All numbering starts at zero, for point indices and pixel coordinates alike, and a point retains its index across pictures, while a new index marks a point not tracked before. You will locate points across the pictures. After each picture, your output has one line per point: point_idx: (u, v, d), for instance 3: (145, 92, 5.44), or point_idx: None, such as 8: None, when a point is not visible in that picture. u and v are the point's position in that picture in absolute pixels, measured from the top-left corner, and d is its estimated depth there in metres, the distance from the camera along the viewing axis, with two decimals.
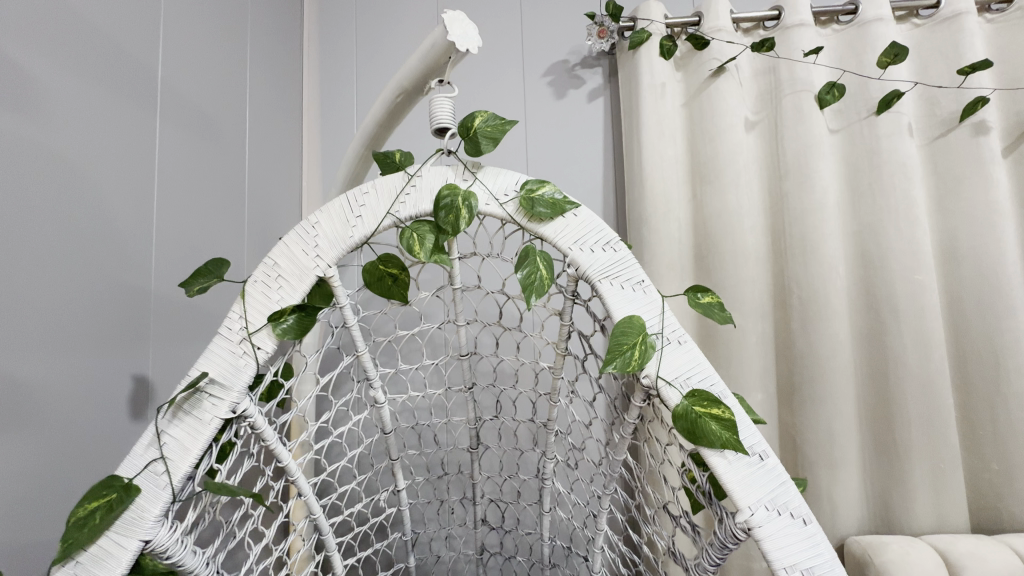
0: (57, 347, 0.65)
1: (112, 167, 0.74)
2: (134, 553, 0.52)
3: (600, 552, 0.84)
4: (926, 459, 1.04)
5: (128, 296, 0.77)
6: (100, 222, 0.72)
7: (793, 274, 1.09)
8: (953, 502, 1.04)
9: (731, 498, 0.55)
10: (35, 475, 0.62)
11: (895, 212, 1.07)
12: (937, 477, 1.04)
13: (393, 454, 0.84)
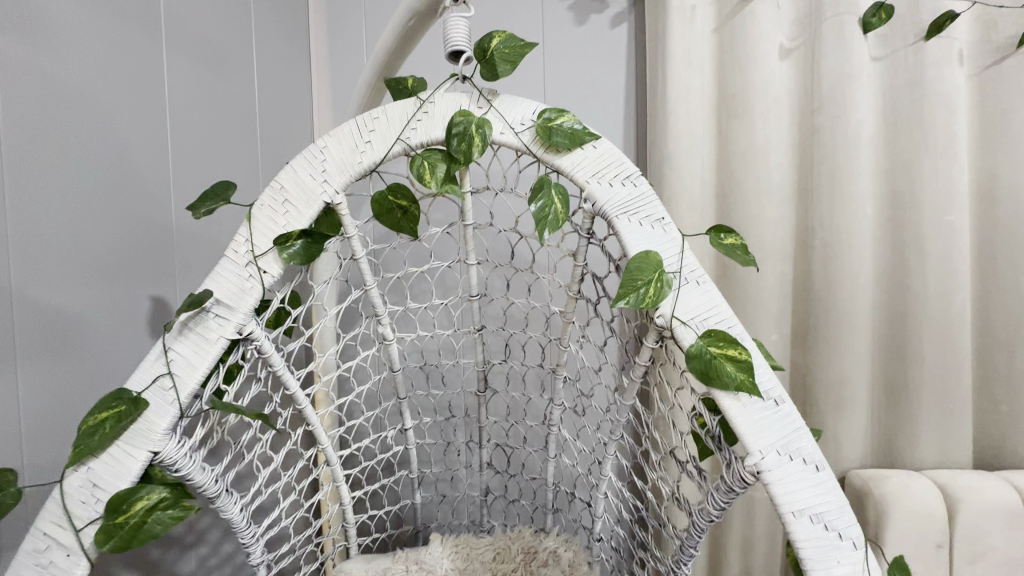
0: (73, 261, 0.65)
1: (118, 87, 0.72)
2: (143, 464, 0.53)
3: (603, 498, 0.84)
4: (936, 403, 1.00)
5: (139, 228, 0.75)
6: (108, 145, 0.70)
7: (816, 215, 1.03)
8: (957, 439, 1.01)
9: (742, 442, 0.53)
10: (60, 379, 0.64)
11: (933, 149, 0.97)
12: (945, 418, 1.00)
13: (400, 392, 0.84)
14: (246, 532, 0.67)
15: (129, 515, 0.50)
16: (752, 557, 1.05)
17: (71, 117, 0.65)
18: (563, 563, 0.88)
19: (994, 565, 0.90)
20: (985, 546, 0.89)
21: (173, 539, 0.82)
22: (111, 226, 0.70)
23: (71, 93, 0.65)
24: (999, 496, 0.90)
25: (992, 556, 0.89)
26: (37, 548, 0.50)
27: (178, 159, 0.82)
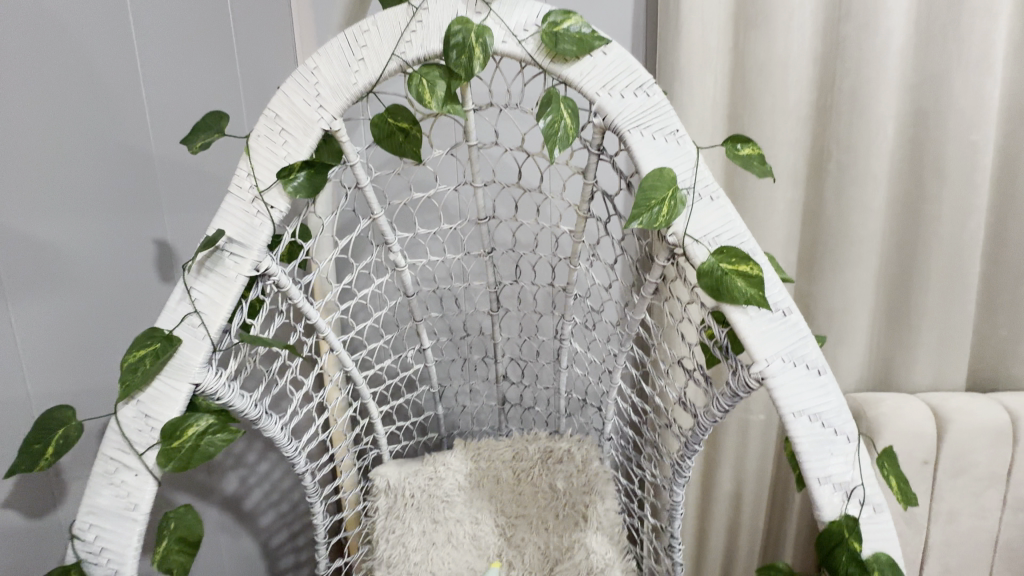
0: (62, 215, 0.66)
1: (79, 30, 0.66)
2: (186, 395, 0.57)
3: (613, 403, 0.90)
4: (937, 327, 1.05)
5: (126, 175, 0.74)
6: (78, 87, 0.67)
7: (833, 136, 0.97)
8: (952, 362, 1.07)
9: (749, 351, 0.56)
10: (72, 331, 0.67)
11: (965, 60, 0.91)
12: (944, 343, 1.05)
13: (417, 315, 0.87)
14: (289, 445, 0.74)
15: (183, 441, 0.55)
16: (744, 469, 1.12)
17: (15, 66, 0.60)
18: (577, 460, 0.97)
19: (976, 479, 1.00)
20: (969, 462, 0.99)
21: (213, 464, 0.91)
22: (92, 164, 0.69)
23: (16, 44, 0.60)
24: (990, 417, 0.98)
25: (974, 471, 0.99)
26: (108, 470, 0.55)
27: (151, 103, 0.77)
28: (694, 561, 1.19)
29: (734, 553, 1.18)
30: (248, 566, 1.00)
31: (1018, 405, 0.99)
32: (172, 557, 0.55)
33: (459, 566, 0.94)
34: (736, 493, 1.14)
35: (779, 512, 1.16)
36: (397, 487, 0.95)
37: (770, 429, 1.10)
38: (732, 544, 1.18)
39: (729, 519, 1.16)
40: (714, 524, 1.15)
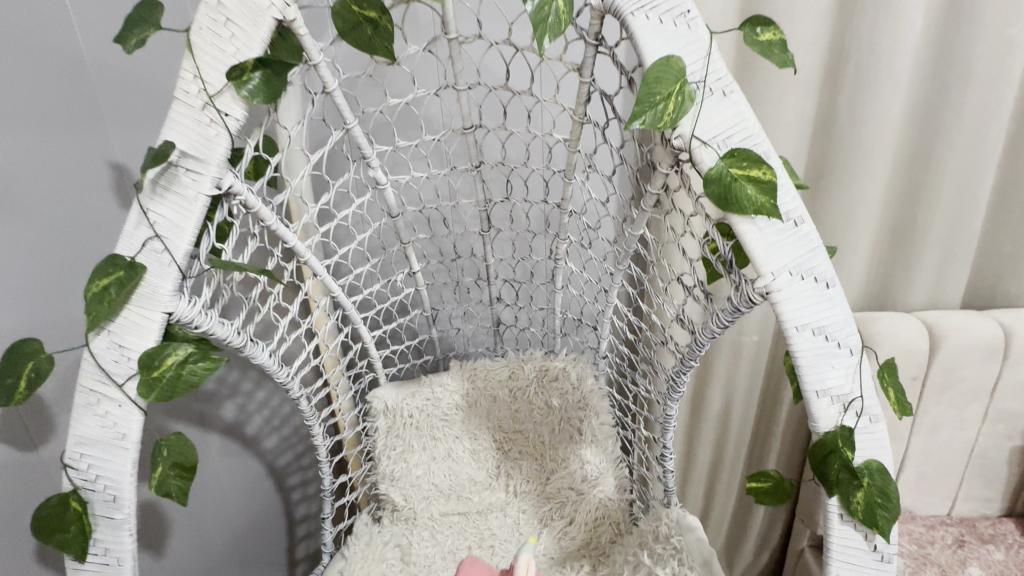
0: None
1: None
2: (160, 325, 0.54)
3: (608, 322, 0.89)
4: (939, 243, 1.02)
5: (55, 88, 0.68)
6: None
7: (854, 33, 0.86)
8: (950, 280, 1.05)
9: (754, 264, 0.52)
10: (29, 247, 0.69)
11: None
12: (945, 261, 1.03)
13: (403, 237, 0.83)
14: (280, 372, 0.73)
15: (163, 371, 0.53)
16: (735, 388, 1.14)
17: None
18: (572, 378, 0.98)
19: (962, 394, 1.02)
20: (957, 377, 1.00)
21: (207, 394, 0.92)
22: (25, 89, 0.67)
23: None
24: (984, 333, 0.99)
25: (961, 386, 1.01)
26: (91, 402, 0.53)
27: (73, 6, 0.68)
28: (682, 471, 1.24)
29: (719, 462, 1.23)
30: (257, 486, 1.04)
31: (1013, 321, 1.00)
32: (169, 482, 0.55)
33: (460, 477, 0.98)
34: (724, 410, 1.17)
35: (765, 422, 1.21)
36: (396, 408, 0.97)
37: (763, 348, 1.11)
38: (719, 455, 1.23)
39: (717, 433, 1.20)
40: (702, 438, 1.20)
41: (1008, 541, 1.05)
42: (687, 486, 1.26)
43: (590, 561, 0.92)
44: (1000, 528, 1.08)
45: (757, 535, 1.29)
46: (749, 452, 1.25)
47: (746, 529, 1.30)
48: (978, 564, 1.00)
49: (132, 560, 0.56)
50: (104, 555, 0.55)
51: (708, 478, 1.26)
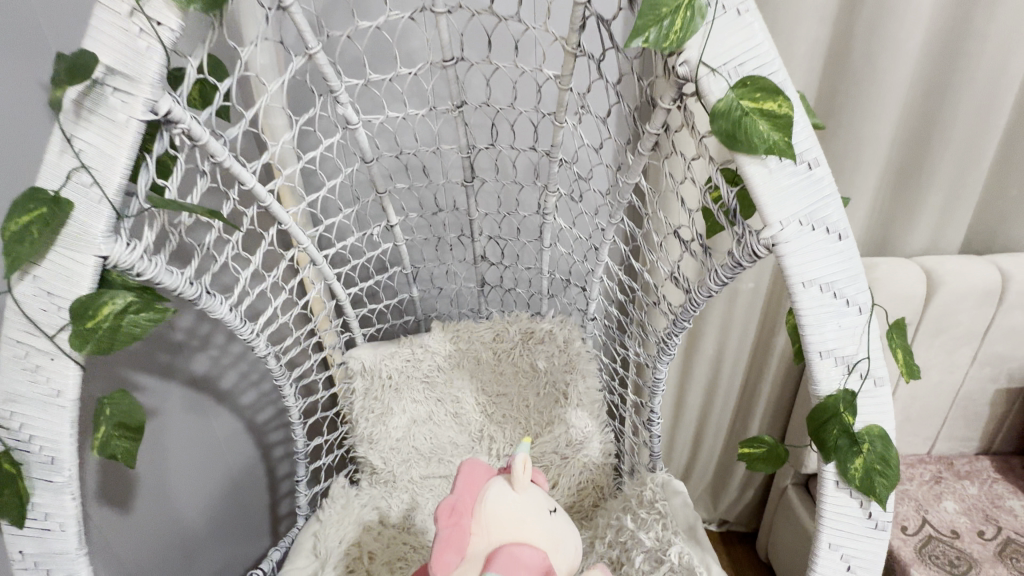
0: None
1: None
2: (95, 270, 0.48)
3: (598, 282, 0.84)
4: (945, 187, 0.98)
5: None
6: None
7: None
8: (954, 226, 1.03)
9: (760, 214, 0.47)
10: None
11: None
12: (948, 205, 1.00)
13: (379, 187, 0.76)
14: (243, 327, 0.68)
15: (100, 320, 0.47)
16: (729, 334, 1.12)
17: None
18: (558, 340, 0.94)
19: (954, 339, 1.00)
20: (952, 323, 0.98)
21: (176, 344, 0.83)
22: None
23: None
24: (981, 278, 0.96)
25: (954, 331, 0.99)
26: (18, 355, 0.48)
27: None
28: (673, 415, 1.24)
29: (709, 409, 1.23)
30: (236, 444, 0.98)
31: (1011, 266, 0.97)
32: (114, 443, 0.51)
33: (441, 440, 0.95)
34: (717, 356, 1.15)
35: (755, 373, 1.19)
36: (374, 369, 0.92)
37: (759, 296, 1.07)
38: (709, 401, 1.22)
39: (708, 379, 1.19)
40: (693, 383, 1.19)
41: (984, 477, 1.06)
42: (676, 429, 1.27)
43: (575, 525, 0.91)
44: (978, 465, 1.09)
45: (741, 482, 1.29)
46: (738, 401, 1.24)
47: (730, 474, 1.31)
48: (953, 498, 1.02)
49: (76, 526, 0.51)
50: (44, 520, 0.50)
51: (697, 423, 1.26)
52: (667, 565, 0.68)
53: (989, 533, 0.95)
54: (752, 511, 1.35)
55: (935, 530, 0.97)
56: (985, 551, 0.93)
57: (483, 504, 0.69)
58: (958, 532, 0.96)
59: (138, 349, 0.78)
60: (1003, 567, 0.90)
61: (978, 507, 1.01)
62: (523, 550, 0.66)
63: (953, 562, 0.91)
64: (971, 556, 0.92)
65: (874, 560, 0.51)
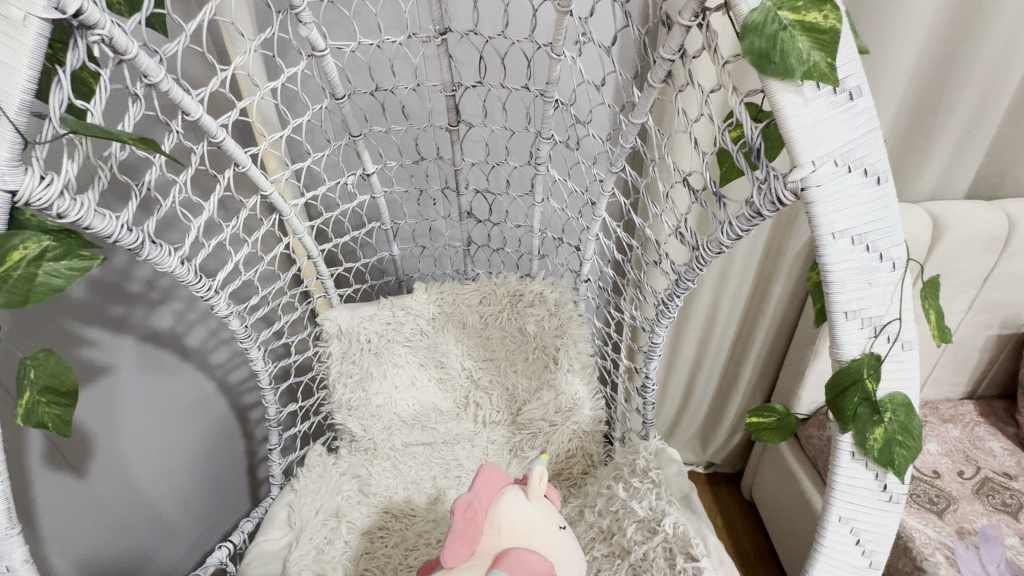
0: None
1: None
2: (2, 208, 0.39)
3: (594, 241, 0.78)
4: (959, 128, 0.94)
5: None
6: None
7: None
8: (964, 170, 0.98)
9: (788, 153, 0.41)
10: None
11: None
12: (960, 147, 0.96)
13: (352, 130, 0.67)
14: (199, 284, 0.60)
15: (8, 269, 0.39)
16: (726, 283, 1.08)
17: None
18: (548, 303, 0.89)
19: (954, 285, 0.97)
20: (952, 270, 0.95)
21: (130, 297, 0.77)
22: None
23: None
24: (988, 224, 0.92)
25: (956, 277, 0.95)
26: None
27: None
28: (666, 364, 1.22)
29: (702, 358, 1.21)
30: (206, 405, 0.93)
31: (1018, 211, 0.93)
32: (42, 411, 0.44)
33: (424, 407, 0.91)
34: (713, 306, 1.12)
35: (750, 324, 1.16)
36: (351, 332, 0.86)
37: (759, 244, 1.03)
38: (702, 351, 1.20)
39: (703, 328, 1.16)
40: (687, 331, 1.16)
41: (967, 420, 1.05)
42: (668, 378, 1.25)
43: (563, 491, 0.87)
44: (961, 409, 1.08)
45: (729, 427, 1.30)
46: (731, 351, 1.22)
47: (719, 421, 1.31)
48: (935, 440, 1.01)
49: (5, 503, 0.45)
50: None
51: (689, 373, 1.24)
52: (661, 535, 0.64)
53: (968, 473, 0.95)
54: (738, 457, 1.36)
55: (916, 469, 0.96)
56: (963, 488, 0.93)
57: (495, 510, 0.65)
58: (939, 472, 0.96)
59: (85, 301, 0.70)
60: (980, 505, 0.90)
61: (959, 448, 1.00)
62: (530, 553, 0.61)
63: (932, 499, 0.91)
64: (949, 494, 0.92)
65: (886, 534, 0.48)
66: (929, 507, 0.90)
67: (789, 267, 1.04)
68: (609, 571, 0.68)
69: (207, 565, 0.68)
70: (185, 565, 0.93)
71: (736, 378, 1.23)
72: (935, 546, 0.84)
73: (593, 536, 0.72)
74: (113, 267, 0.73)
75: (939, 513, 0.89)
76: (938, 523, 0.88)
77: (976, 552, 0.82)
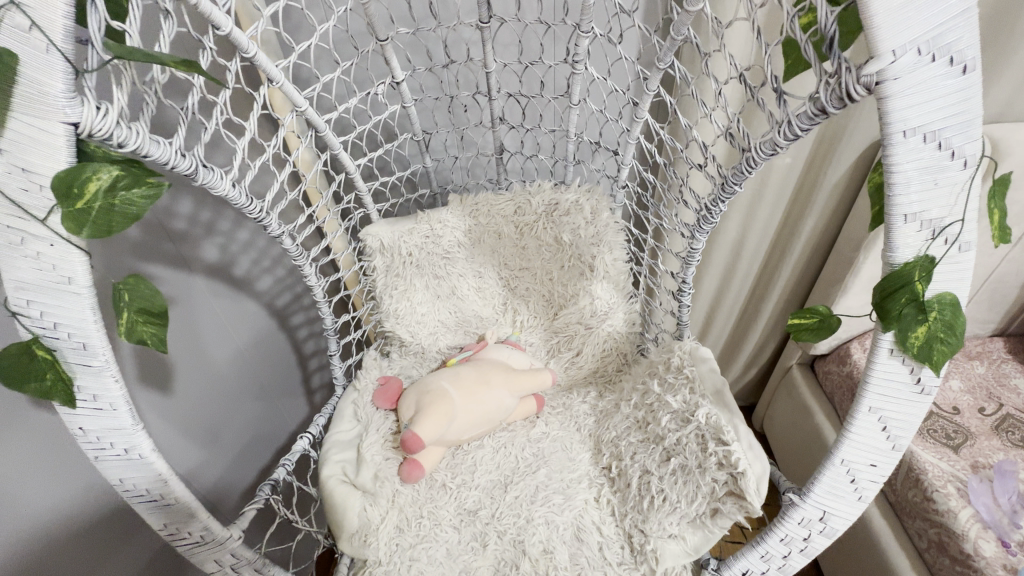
0: None
1: None
2: (69, 140, 0.40)
3: (633, 144, 0.75)
4: None
5: None
6: None
7: None
8: None
9: (866, 42, 0.38)
10: None
11: None
12: None
13: (378, 32, 0.63)
14: (251, 206, 0.62)
15: (90, 201, 0.41)
16: (754, 220, 1.06)
17: None
18: (585, 211, 0.88)
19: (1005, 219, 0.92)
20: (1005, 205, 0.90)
21: (179, 234, 0.80)
22: None
23: None
24: None
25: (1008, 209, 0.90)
26: (13, 243, 0.43)
27: None
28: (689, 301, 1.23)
29: (725, 293, 1.21)
30: (258, 323, 1.01)
31: None
32: (141, 329, 0.49)
33: (466, 314, 0.96)
34: (738, 243, 1.10)
35: (775, 259, 1.15)
36: (393, 246, 0.88)
37: (794, 175, 0.99)
38: (725, 286, 1.20)
39: (726, 266, 1.16)
40: (711, 268, 1.15)
41: (994, 357, 1.07)
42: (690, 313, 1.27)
43: (598, 387, 0.91)
44: (990, 346, 1.09)
45: (745, 360, 1.34)
46: (752, 289, 1.22)
47: (735, 355, 1.36)
48: (960, 377, 1.03)
49: (127, 404, 0.52)
50: (94, 401, 0.51)
51: (707, 312, 1.26)
52: (694, 424, 0.70)
53: (990, 409, 0.98)
54: (751, 388, 1.42)
55: (937, 406, 1.00)
56: (981, 425, 0.96)
57: (487, 349, 0.91)
58: (959, 409, 0.99)
59: (141, 240, 0.74)
60: (997, 440, 0.93)
61: (982, 385, 1.02)
62: (483, 361, 0.88)
63: (949, 435, 0.95)
64: (968, 430, 0.95)
65: (912, 420, 0.51)
66: (945, 443, 0.93)
67: (825, 196, 1.00)
68: (644, 452, 0.75)
69: (293, 452, 0.78)
70: (264, 452, 1.06)
71: (756, 316, 1.25)
72: (948, 478, 0.88)
73: (629, 425, 0.79)
74: (158, 206, 0.76)
75: (955, 448, 0.93)
76: (953, 458, 0.91)
77: (990, 486, 0.85)
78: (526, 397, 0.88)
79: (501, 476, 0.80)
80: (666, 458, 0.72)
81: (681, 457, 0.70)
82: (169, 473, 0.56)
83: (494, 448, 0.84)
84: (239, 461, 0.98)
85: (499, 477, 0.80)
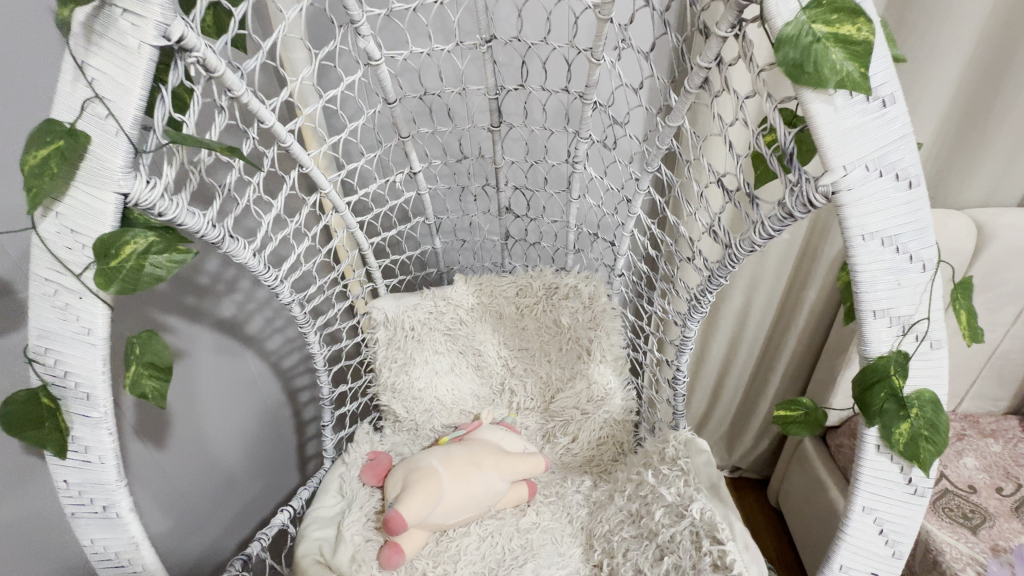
0: None
1: None
2: (117, 208, 0.46)
3: (628, 237, 0.81)
4: (1014, 138, 0.89)
5: None
6: None
7: None
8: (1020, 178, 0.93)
9: (820, 158, 0.43)
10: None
11: None
12: (1011, 160, 0.91)
13: (402, 130, 0.72)
14: (267, 274, 0.67)
15: (123, 260, 0.46)
16: (758, 289, 1.08)
17: None
18: (583, 296, 0.92)
19: (998, 297, 0.93)
20: (1001, 279, 0.91)
21: (201, 288, 0.85)
22: None
23: None
24: None
25: (1000, 288, 0.92)
26: (47, 292, 0.47)
27: None
28: (693, 370, 1.23)
29: (731, 363, 1.21)
30: (262, 388, 1.02)
31: None
32: (144, 382, 0.51)
33: (463, 393, 0.96)
34: (742, 311, 1.12)
35: (779, 331, 1.16)
36: (397, 320, 0.92)
37: (793, 249, 1.03)
38: (731, 354, 1.20)
39: (733, 334, 1.16)
40: (717, 333, 1.16)
41: (1010, 435, 1.00)
42: (693, 383, 1.26)
43: (593, 477, 0.89)
44: (1005, 424, 1.02)
45: (758, 428, 1.28)
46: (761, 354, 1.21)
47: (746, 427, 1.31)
48: (974, 455, 0.97)
49: (115, 459, 0.53)
50: (84, 453, 0.52)
51: (716, 378, 1.25)
52: (688, 519, 0.67)
53: (1008, 490, 0.91)
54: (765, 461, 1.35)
55: (951, 483, 0.93)
56: (1001, 505, 0.88)
57: (481, 428, 0.90)
58: (975, 488, 0.92)
59: (166, 291, 0.79)
60: (1019, 524, 0.86)
61: (999, 464, 0.95)
62: (478, 441, 0.86)
63: (966, 515, 0.88)
64: (986, 510, 0.88)
65: (910, 522, 0.49)
66: (961, 523, 0.86)
67: (825, 270, 1.02)
68: (637, 550, 0.72)
69: (271, 525, 0.76)
70: (246, 523, 1.02)
71: (765, 384, 1.23)
72: (967, 562, 0.81)
73: (623, 518, 0.76)
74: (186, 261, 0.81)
75: (973, 529, 0.86)
76: (971, 539, 0.84)
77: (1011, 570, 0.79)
78: (518, 483, 0.85)
79: (484, 569, 0.76)
80: (659, 556, 0.69)
81: (674, 556, 0.67)
82: (141, 537, 0.55)
83: (480, 537, 0.80)
84: (219, 533, 0.96)
85: (483, 570, 0.76)
